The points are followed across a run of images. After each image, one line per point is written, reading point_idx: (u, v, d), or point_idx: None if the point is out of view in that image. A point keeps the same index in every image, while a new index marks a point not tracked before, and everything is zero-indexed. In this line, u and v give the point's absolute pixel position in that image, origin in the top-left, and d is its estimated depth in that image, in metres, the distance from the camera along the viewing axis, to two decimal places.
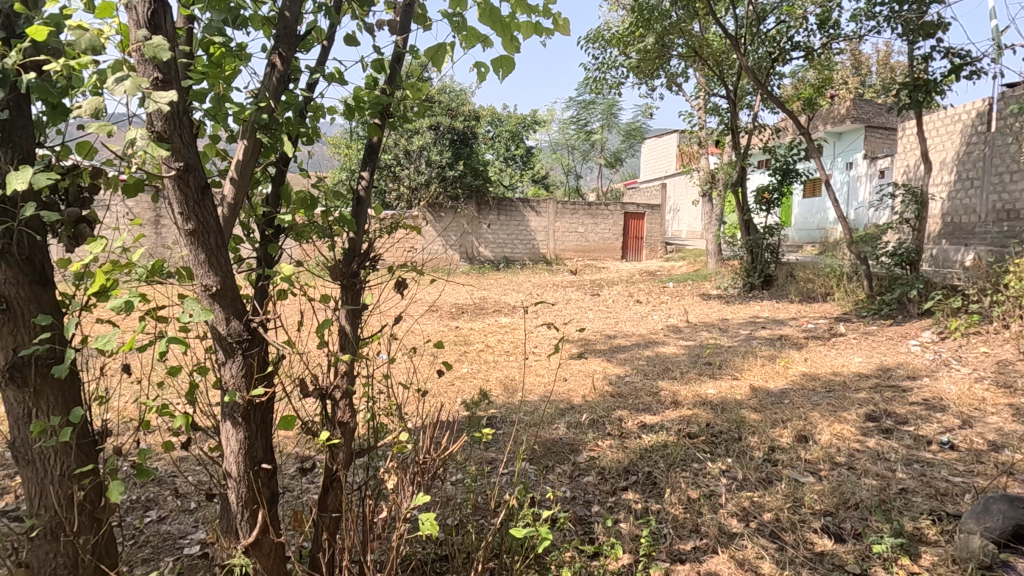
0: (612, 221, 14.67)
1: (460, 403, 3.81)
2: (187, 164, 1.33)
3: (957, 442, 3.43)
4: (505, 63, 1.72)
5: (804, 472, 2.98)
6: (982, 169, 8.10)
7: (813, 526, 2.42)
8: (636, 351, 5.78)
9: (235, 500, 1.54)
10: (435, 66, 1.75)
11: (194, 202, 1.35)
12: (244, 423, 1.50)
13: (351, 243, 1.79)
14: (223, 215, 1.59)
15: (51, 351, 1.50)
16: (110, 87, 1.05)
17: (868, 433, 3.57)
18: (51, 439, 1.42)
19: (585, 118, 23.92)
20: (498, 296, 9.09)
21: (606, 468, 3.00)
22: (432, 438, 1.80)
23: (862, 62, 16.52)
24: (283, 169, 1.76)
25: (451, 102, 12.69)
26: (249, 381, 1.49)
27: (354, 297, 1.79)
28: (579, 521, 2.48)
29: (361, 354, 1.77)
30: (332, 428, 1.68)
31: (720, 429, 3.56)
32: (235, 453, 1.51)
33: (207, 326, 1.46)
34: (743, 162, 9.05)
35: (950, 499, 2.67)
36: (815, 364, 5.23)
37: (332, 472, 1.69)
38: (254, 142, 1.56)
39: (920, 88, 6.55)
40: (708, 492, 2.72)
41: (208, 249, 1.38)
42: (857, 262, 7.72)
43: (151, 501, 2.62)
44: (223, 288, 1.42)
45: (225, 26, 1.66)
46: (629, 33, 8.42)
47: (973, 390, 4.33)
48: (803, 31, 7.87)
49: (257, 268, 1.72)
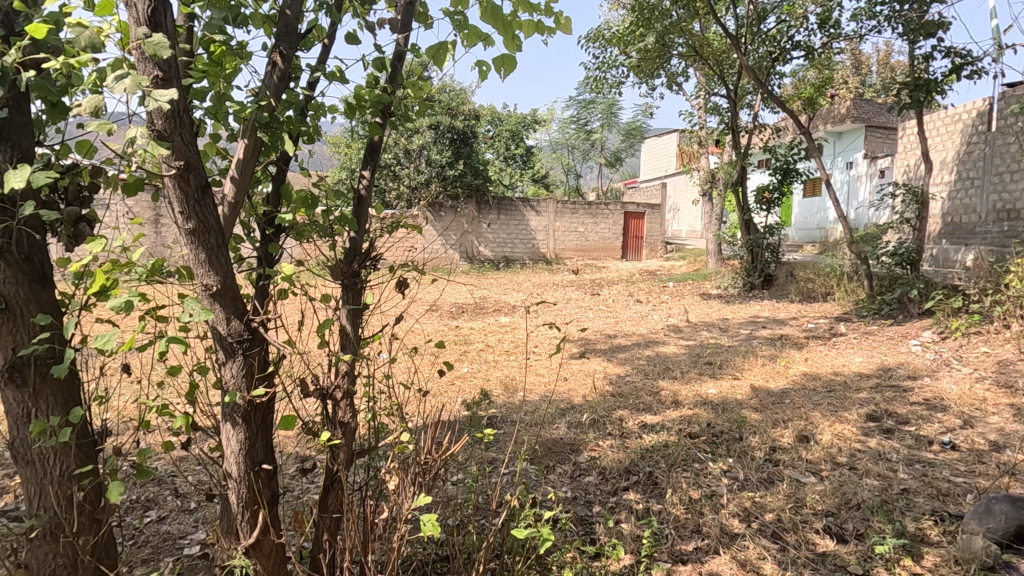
0: (612, 220, 14.66)
1: (460, 403, 3.80)
2: (187, 163, 1.32)
3: (959, 442, 3.42)
4: (507, 62, 1.71)
5: (805, 472, 2.98)
6: (983, 169, 8.09)
7: (815, 527, 2.41)
8: (636, 351, 5.77)
9: (235, 501, 1.53)
10: (436, 65, 1.74)
11: (195, 201, 1.34)
12: (245, 423, 1.49)
13: (352, 242, 1.78)
14: (223, 214, 1.58)
15: (50, 351, 1.49)
16: (110, 85, 1.03)
17: (869, 434, 3.57)
18: (50, 440, 1.41)
19: (585, 117, 23.91)
20: (498, 296, 9.07)
21: (606, 468, 2.99)
22: (433, 439, 1.79)
23: (862, 62, 16.52)
24: (283, 169, 1.75)
25: (451, 101, 12.68)
26: (250, 381, 1.48)
27: (355, 297, 1.78)
28: (580, 521, 2.47)
29: (361, 354, 1.76)
30: (333, 428, 1.67)
31: (721, 429, 3.55)
32: (235, 454, 1.50)
33: (207, 327, 1.45)
34: (743, 162, 9.05)
35: (952, 500, 2.66)
36: (815, 364, 5.22)
37: (333, 472, 1.68)
38: (254, 141, 1.56)
39: (920, 88, 6.53)
40: (709, 492, 2.71)
41: (208, 249, 1.38)
42: (857, 262, 7.71)
43: (151, 501, 2.61)
44: (224, 288, 1.42)
45: (225, 24, 1.65)
46: (630, 32, 8.37)
47: (974, 391, 4.32)
48: (804, 31, 7.86)
49: (258, 267, 1.71)
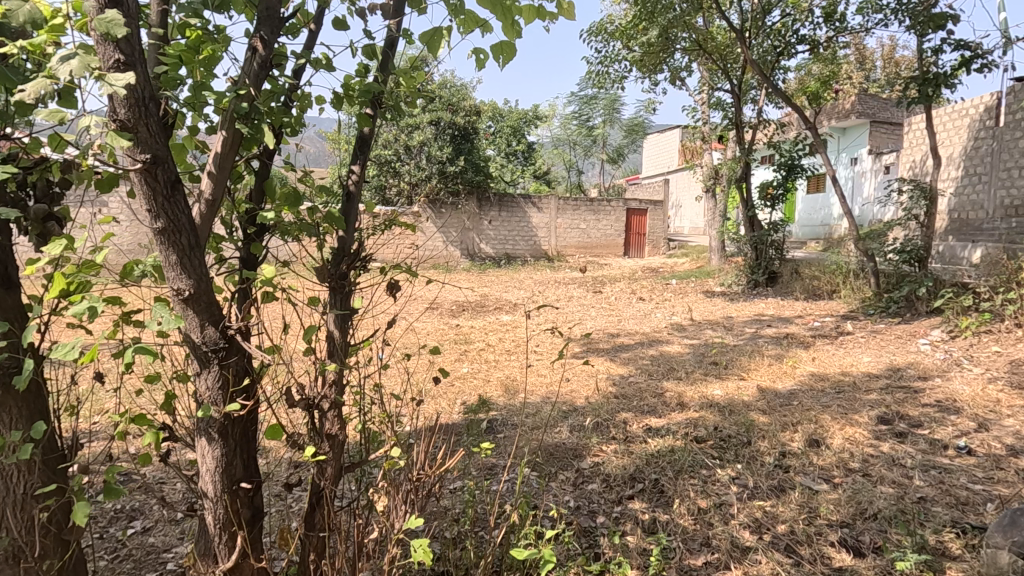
0: (614, 217, 14.46)
1: (459, 408, 3.70)
2: (155, 157, 1.19)
3: (975, 446, 3.30)
4: (506, 50, 1.62)
5: (817, 479, 2.87)
6: (991, 164, 7.95)
7: (830, 539, 2.30)
8: (639, 350, 5.67)
9: (212, 522, 1.42)
10: (430, 52, 1.64)
11: (164, 198, 1.23)
12: (221, 439, 1.38)
13: (341, 243, 1.67)
14: (199, 212, 1.48)
15: (13, 360, 1.38)
16: (55, 67, 0.92)
17: (882, 437, 3.45)
18: (9, 457, 1.30)
19: (586, 113, 23.92)
20: (500, 293, 8.97)
21: (610, 475, 2.87)
22: (429, 452, 1.67)
23: (865, 57, 16.34)
24: (268, 163, 1.64)
25: (451, 97, 12.58)
26: (226, 394, 1.37)
27: (344, 300, 1.67)
28: (584, 533, 2.37)
29: (350, 362, 1.65)
30: (319, 441, 1.57)
31: (729, 432, 3.44)
32: (211, 471, 1.39)
33: (180, 334, 1.35)
34: (746, 158, 8.96)
35: (972, 509, 2.55)
36: (823, 364, 5.10)
37: (321, 488, 1.58)
38: (232, 134, 1.45)
39: (929, 82, 6.38)
40: (719, 501, 2.60)
41: (180, 250, 1.26)
42: (864, 259, 7.57)
43: (136, 510, 2.52)
44: (197, 292, 1.30)
45: (203, 8, 1.54)
46: (632, 27, 8.22)
47: (988, 392, 4.21)
48: (809, 24, 7.71)
49: (239, 268, 1.61)
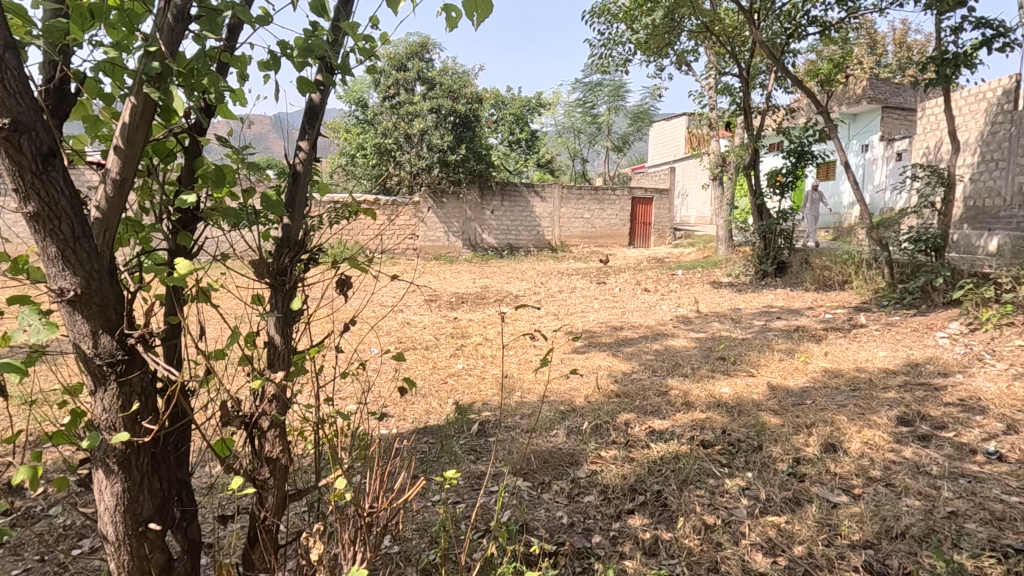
0: (619, 206, 14.03)
1: (446, 412, 3.45)
2: (16, 121, 0.97)
3: (1007, 451, 3.02)
4: (481, 5, 1.37)
5: (835, 490, 2.61)
6: (1008, 149, 7.60)
7: (853, 564, 2.05)
8: (643, 344, 5.41)
9: (117, 569, 1.26)
10: (391, 7, 1.39)
11: (35, 173, 1.00)
12: (122, 472, 1.21)
13: (285, 232, 1.44)
14: (105, 195, 1.25)
15: None
16: None
17: (903, 441, 3.17)
18: None
19: (591, 100, 23.30)
20: (501, 285, 8.71)
21: (609, 485, 2.63)
22: (386, 476, 1.40)
23: (876, 41, 15.94)
24: (199, 140, 1.39)
25: (451, 84, 12.30)
26: (126, 415, 1.18)
27: (286, 300, 1.44)
28: (577, 554, 2.15)
29: (293, 370, 1.44)
30: (257, 465, 1.36)
31: (739, 436, 3.17)
32: (112, 510, 1.22)
33: (70, 344, 1.14)
34: (755, 144, 8.56)
35: (1010, 527, 2.28)
36: (836, 359, 4.83)
37: (259, 521, 1.38)
38: (143, 100, 1.20)
39: (947, 62, 5.99)
40: (727, 518, 2.36)
41: (60, 241, 1.04)
42: (877, 248, 7.26)
43: (87, 526, 2.28)
44: (86, 291, 1.09)
45: None
46: (636, 8, 7.87)
47: (1013, 389, 3.91)
48: (820, 6, 7.37)
49: (165, 263, 1.39)
